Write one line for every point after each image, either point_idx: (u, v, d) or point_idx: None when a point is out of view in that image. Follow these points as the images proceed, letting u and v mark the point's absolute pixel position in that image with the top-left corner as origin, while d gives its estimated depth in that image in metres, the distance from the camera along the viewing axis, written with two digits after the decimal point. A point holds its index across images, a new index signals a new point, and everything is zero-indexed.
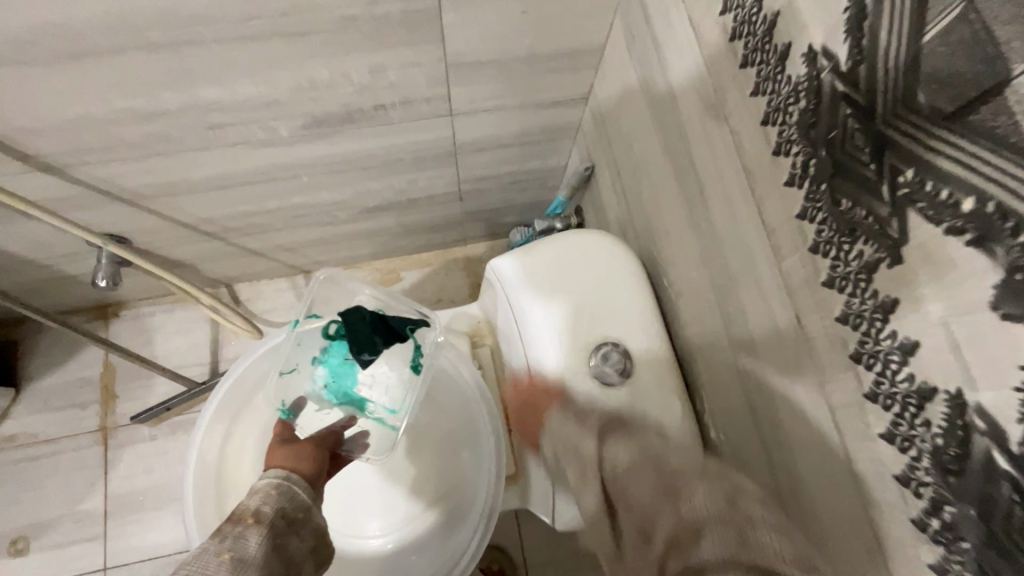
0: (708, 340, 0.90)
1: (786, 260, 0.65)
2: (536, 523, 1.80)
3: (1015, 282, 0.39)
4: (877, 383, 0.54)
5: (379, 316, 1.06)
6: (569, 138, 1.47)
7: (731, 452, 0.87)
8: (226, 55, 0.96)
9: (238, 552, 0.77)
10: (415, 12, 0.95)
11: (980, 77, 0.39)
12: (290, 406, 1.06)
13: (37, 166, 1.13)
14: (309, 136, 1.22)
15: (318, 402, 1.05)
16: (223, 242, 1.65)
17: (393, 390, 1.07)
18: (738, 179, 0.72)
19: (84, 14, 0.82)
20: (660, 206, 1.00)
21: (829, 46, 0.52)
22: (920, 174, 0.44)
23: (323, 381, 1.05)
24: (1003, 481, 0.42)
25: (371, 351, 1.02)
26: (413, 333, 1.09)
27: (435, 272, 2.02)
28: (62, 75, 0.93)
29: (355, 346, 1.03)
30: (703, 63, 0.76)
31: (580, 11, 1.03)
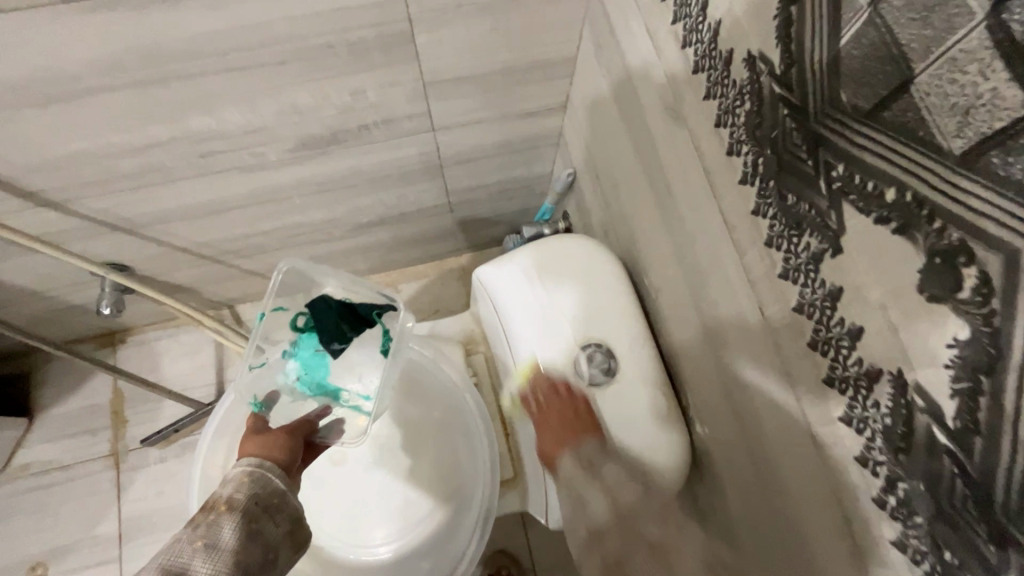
0: (687, 335, 0.92)
1: (748, 254, 0.67)
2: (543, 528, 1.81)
3: (936, 265, 0.41)
4: (832, 369, 0.56)
5: (346, 305, 1.13)
6: (553, 145, 1.50)
7: (716, 445, 0.89)
8: (210, 87, 1.00)
9: (211, 538, 0.79)
10: (388, 36, 0.98)
11: (889, 77, 0.41)
12: (263, 400, 1.09)
13: (38, 202, 1.18)
14: (296, 159, 1.26)
15: (290, 393, 1.09)
16: (221, 265, 1.69)
17: (365, 377, 1.13)
18: (701, 179, 0.75)
19: (72, 58, 0.87)
20: (636, 208, 1.03)
21: (764, 50, 0.55)
22: (849, 168, 0.47)
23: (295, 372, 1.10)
24: (945, 456, 0.44)
25: (340, 339, 1.09)
26: (379, 317, 1.14)
27: (432, 283, 2.05)
28: (56, 115, 0.98)
29: (325, 335, 1.10)
30: (661, 70, 0.80)
31: (549, 24, 1.06)
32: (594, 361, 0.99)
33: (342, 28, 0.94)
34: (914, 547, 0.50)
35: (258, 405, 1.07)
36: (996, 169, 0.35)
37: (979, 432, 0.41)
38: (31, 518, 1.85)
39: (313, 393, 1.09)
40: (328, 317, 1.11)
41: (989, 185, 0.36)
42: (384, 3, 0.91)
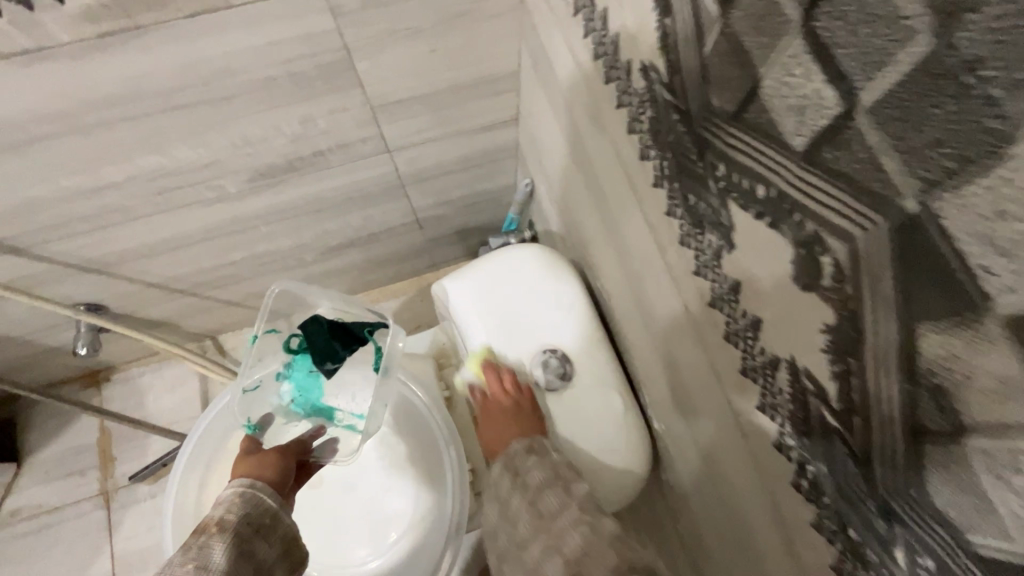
0: (636, 334, 0.94)
1: (669, 252, 0.69)
2: None
3: (802, 255, 0.43)
4: (744, 359, 0.58)
5: (337, 324, 1.15)
6: (511, 159, 1.53)
7: (672, 440, 0.90)
8: (159, 125, 1.02)
9: (202, 560, 0.76)
10: (328, 64, 1.01)
11: (743, 81, 0.44)
12: (256, 422, 1.12)
13: (3, 249, 1.21)
14: (256, 188, 1.29)
15: (285, 415, 1.13)
16: (197, 297, 1.71)
17: (358, 397, 1.15)
18: (626, 182, 0.77)
19: (16, 106, 0.89)
20: (581, 214, 1.06)
21: (652, 60, 0.58)
22: (728, 168, 0.49)
23: (290, 395, 1.14)
24: (836, 436, 0.46)
25: (333, 359, 1.12)
26: (372, 336, 1.16)
27: (411, 300, 2.07)
28: (9, 163, 1.00)
29: (318, 356, 1.13)
30: (582, 80, 0.82)
31: (486, 41, 1.09)
32: (551, 367, 1.00)
33: (280, 60, 0.97)
34: (828, 527, 0.52)
35: (252, 427, 1.10)
36: (828, 162, 0.37)
37: (857, 411, 0.42)
38: (23, 563, 1.84)
39: (308, 414, 1.13)
40: (321, 337, 1.13)
41: (826, 176, 0.38)
42: (318, 33, 0.94)
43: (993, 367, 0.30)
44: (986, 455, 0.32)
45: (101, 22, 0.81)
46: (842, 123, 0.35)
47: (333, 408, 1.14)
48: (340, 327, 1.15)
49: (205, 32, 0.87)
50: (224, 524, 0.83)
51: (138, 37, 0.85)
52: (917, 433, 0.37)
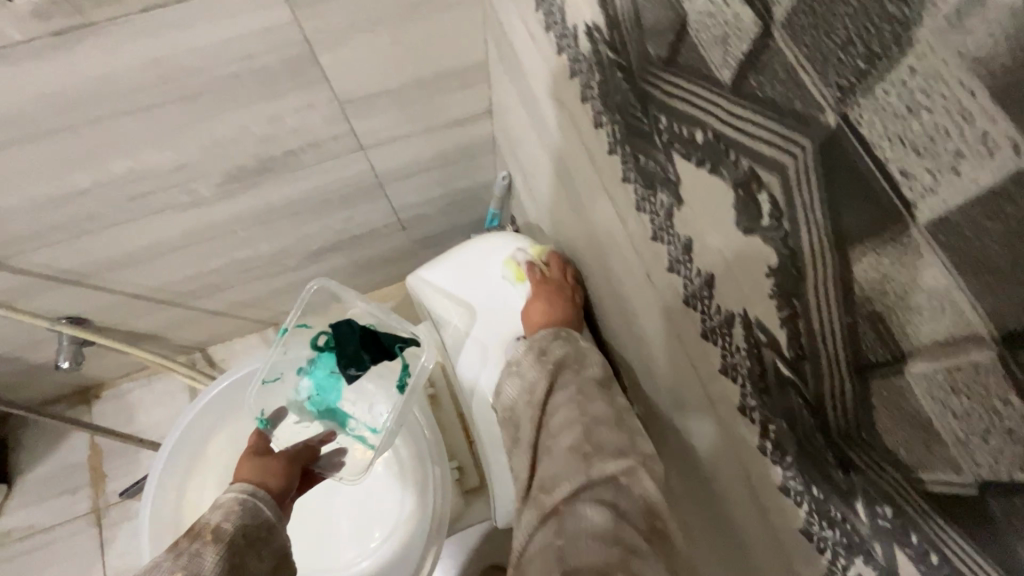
0: (611, 315, 0.92)
1: (629, 221, 0.68)
2: None
3: (741, 196, 0.41)
4: (703, 321, 0.56)
5: (370, 332, 1.06)
6: (489, 154, 1.52)
7: (652, 422, 0.88)
8: (124, 128, 1.02)
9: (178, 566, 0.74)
10: (290, 59, 1.01)
11: (671, 20, 0.42)
12: (268, 415, 1.12)
13: None
14: (230, 192, 1.28)
15: (298, 413, 1.11)
16: (182, 308, 1.70)
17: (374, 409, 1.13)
18: (586, 156, 0.76)
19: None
20: (553, 198, 1.04)
21: (595, 20, 0.57)
22: (669, 117, 0.48)
23: (308, 392, 1.12)
24: (790, 388, 0.44)
25: (356, 368, 1.05)
26: (401, 351, 1.08)
27: (400, 304, 2.06)
28: None
29: (343, 360, 1.06)
30: (539, 58, 0.82)
31: (451, 31, 1.09)
32: None
33: (241, 56, 0.97)
34: (794, 489, 0.49)
35: (264, 422, 1.10)
36: (753, 89, 0.35)
37: (806, 357, 0.40)
38: None
39: (320, 417, 1.11)
40: (351, 341, 1.05)
41: (753, 105, 0.36)
42: (276, 26, 0.94)
43: (922, 281, 0.28)
44: (927, 380, 0.30)
45: (52, 21, 0.81)
46: (761, 43, 0.33)
47: (347, 415, 1.13)
48: (372, 336, 1.06)
49: (162, 29, 0.87)
50: (217, 532, 0.81)
51: (94, 36, 0.85)
52: (861, 369, 0.35)
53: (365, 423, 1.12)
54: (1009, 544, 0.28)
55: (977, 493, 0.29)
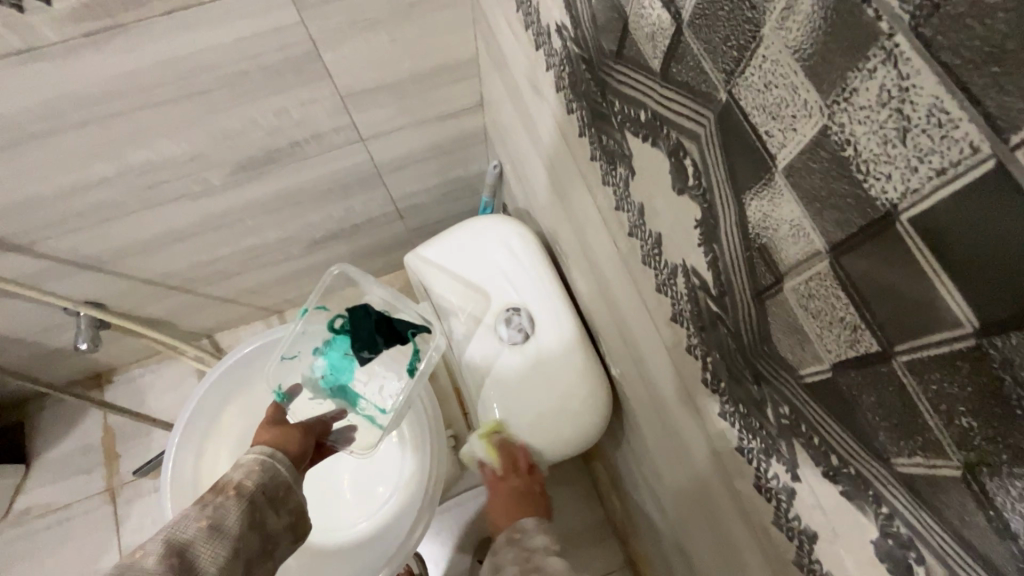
0: (588, 287, 1.02)
1: (598, 196, 0.77)
2: None
3: (674, 164, 0.51)
4: (657, 277, 0.65)
5: (385, 318, 1.16)
6: (481, 145, 1.61)
7: (627, 381, 0.97)
8: (144, 120, 1.11)
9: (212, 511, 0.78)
10: (296, 56, 1.10)
11: (618, 21, 0.52)
12: (286, 390, 1.18)
13: (6, 247, 1.29)
14: (240, 181, 1.37)
15: (312, 390, 1.19)
16: (191, 294, 1.79)
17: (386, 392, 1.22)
18: (562, 140, 0.85)
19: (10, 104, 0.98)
20: (538, 183, 1.14)
21: (563, 21, 0.66)
22: (622, 102, 0.58)
23: (321, 370, 1.19)
24: (719, 323, 0.54)
25: (370, 349, 1.14)
26: (413, 337, 1.17)
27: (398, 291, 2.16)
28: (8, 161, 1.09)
29: (357, 343, 1.15)
30: (521, 53, 0.91)
31: (444, 29, 1.19)
32: (513, 324, 1.10)
33: (251, 54, 1.06)
34: (729, 411, 0.59)
35: (283, 396, 1.16)
36: (675, 76, 0.45)
37: (727, 292, 0.50)
38: (34, 560, 1.91)
39: (332, 395, 1.18)
40: (366, 325, 1.14)
41: (676, 88, 0.46)
42: (283, 26, 1.03)
43: (786, 215, 0.37)
44: (797, 294, 0.39)
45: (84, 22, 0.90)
46: (677, 40, 0.43)
47: (358, 395, 1.21)
48: (386, 321, 1.16)
49: (181, 29, 0.96)
50: (239, 488, 0.81)
51: (121, 36, 0.94)
52: (760, 294, 0.44)
53: (375, 403, 1.21)
54: (850, 410, 0.38)
55: (831, 375, 0.39)
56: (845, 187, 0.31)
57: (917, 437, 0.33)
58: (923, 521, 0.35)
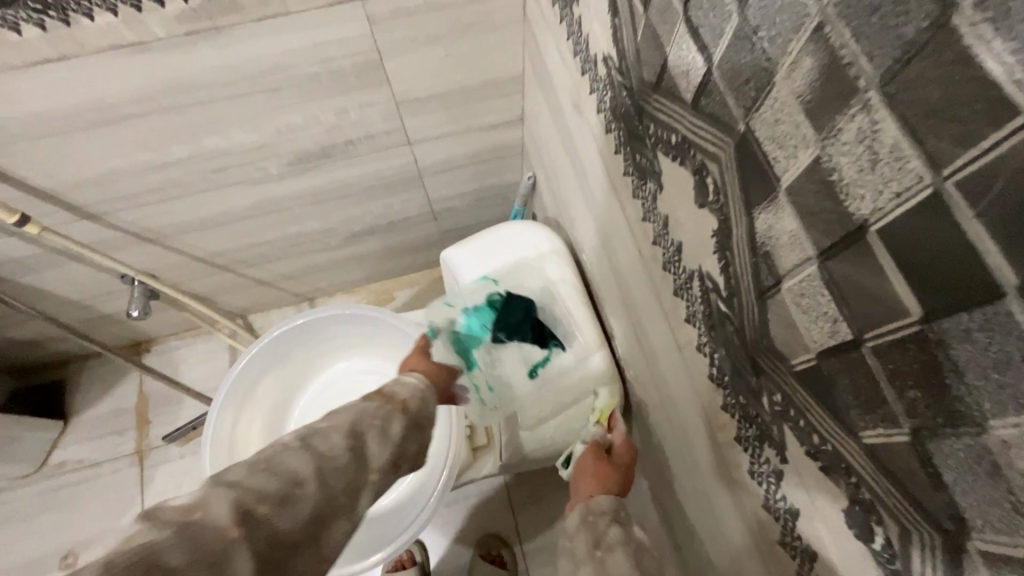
0: (610, 293, 1.10)
1: (627, 208, 0.86)
2: (533, 509, 1.80)
3: (697, 181, 0.60)
4: (675, 281, 0.74)
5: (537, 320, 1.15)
6: (517, 156, 1.72)
7: (639, 382, 1.05)
8: (220, 110, 1.23)
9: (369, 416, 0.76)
10: (362, 62, 1.22)
11: (657, 58, 0.62)
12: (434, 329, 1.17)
13: (83, 215, 1.42)
14: (294, 172, 1.49)
15: (444, 337, 1.14)
16: (234, 274, 1.92)
17: (502, 377, 1.15)
18: (598, 156, 0.95)
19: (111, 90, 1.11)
20: (569, 194, 1.24)
21: (609, 52, 0.76)
22: (655, 126, 0.67)
23: (460, 327, 1.15)
24: (727, 321, 0.62)
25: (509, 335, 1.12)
26: (552, 347, 1.14)
27: (423, 289, 2.26)
28: (101, 138, 1.21)
29: (502, 323, 1.13)
30: (567, 76, 1.01)
31: (496, 48, 1.30)
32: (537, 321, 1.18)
33: (324, 59, 1.18)
34: (730, 404, 0.67)
35: (432, 331, 1.15)
36: (703, 107, 0.54)
37: (735, 293, 0.58)
38: (61, 512, 2.03)
39: (458, 351, 1.13)
40: (523, 316, 1.13)
41: (703, 117, 0.55)
42: (355, 36, 1.15)
43: (785, 226, 0.46)
44: (792, 292, 0.48)
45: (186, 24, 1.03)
46: (707, 77, 0.52)
47: (474, 363, 1.14)
48: (539, 327, 1.15)
49: (268, 33, 1.09)
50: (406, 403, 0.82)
51: (216, 37, 1.07)
52: (762, 294, 0.52)
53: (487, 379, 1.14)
54: (829, 393, 0.46)
55: (816, 362, 0.47)
56: (830, 204, 0.40)
57: (877, 411, 0.41)
58: (881, 485, 0.43)
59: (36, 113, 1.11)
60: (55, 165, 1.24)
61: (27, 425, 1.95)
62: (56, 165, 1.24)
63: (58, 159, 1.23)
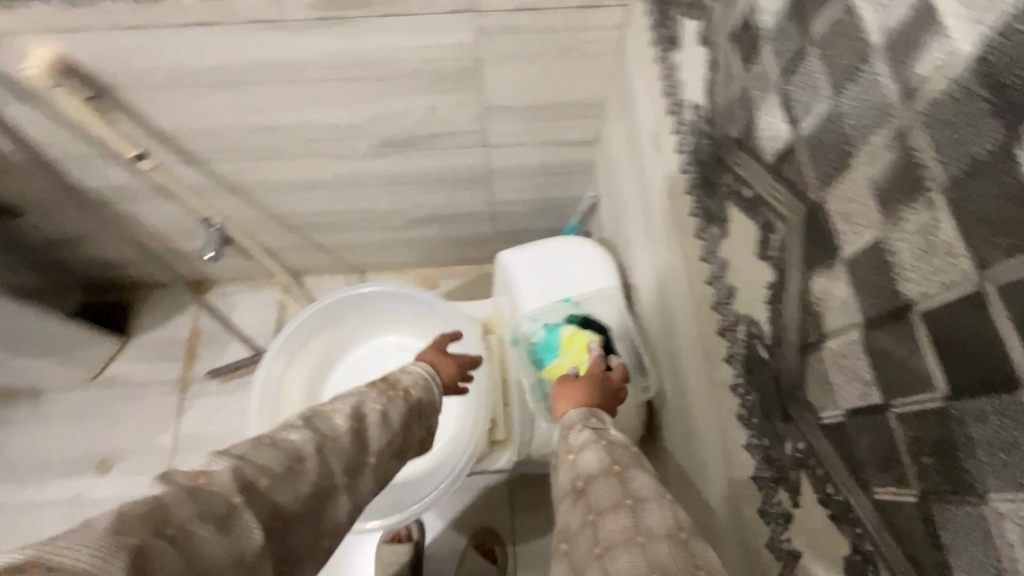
0: (652, 319, 1.16)
1: (687, 244, 0.92)
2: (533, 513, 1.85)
3: (763, 234, 0.65)
4: (722, 322, 0.79)
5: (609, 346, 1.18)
6: (583, 174, 1.78)
7: (667, 410, 1.09)
8: (328, 88, 1.35)
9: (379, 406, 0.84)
10: (462, 67, 1.31)
11: (747, 118, 0.67)
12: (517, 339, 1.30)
13: (187, 159, 1.56)
14: (377, 153, 1.60)
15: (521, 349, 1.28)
16: (300, 236, 2.05)
17: None
18: (668, 192, 1.00)
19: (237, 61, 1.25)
20: (630, 220, 1.29)
21: (700, 100, 0.82)
22: (732, 176, 0.72)
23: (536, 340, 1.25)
24: (766, 367, 0.67)
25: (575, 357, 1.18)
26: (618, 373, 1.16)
27: (467, 282, 2.36)
28: (221, 95, 1.35)
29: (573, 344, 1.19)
30: (651, 112, 1.07)
31: (587, 72, 1.37)
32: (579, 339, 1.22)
33: (429, 59, 1.28)
34: (754, 445, 0.71)
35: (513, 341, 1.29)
36: (782, 170, 0.60)
37: (779, 343, 0.63)
38: (107, 421, 2.20)
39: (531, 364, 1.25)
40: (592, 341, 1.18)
41: (780, 179, 0.60)
42: (462, 43, 1.24)
43: (839, 292, 0.51)
44: (833, 352, 0.53)
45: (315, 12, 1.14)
46: (791, 145, 0.58)
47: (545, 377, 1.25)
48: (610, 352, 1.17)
49: (387, 28, 1.19)
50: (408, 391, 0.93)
51: (342, 25, 1.18)
52: (806, 348, 0.57)
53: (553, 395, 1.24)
54: (851, 449, 0.51)
55: (844, 419, 0.52)
56: (884, 282, 0.45)
57: (893, 471, 0.46)
58: (884, 539, 0.47)
59: (171, 70, 1.25)
60: (174, 116, 1.39)
61: (94, 338, 2.15)
62: (177, 113, 1.38)
63: (179, 107, 1.37)
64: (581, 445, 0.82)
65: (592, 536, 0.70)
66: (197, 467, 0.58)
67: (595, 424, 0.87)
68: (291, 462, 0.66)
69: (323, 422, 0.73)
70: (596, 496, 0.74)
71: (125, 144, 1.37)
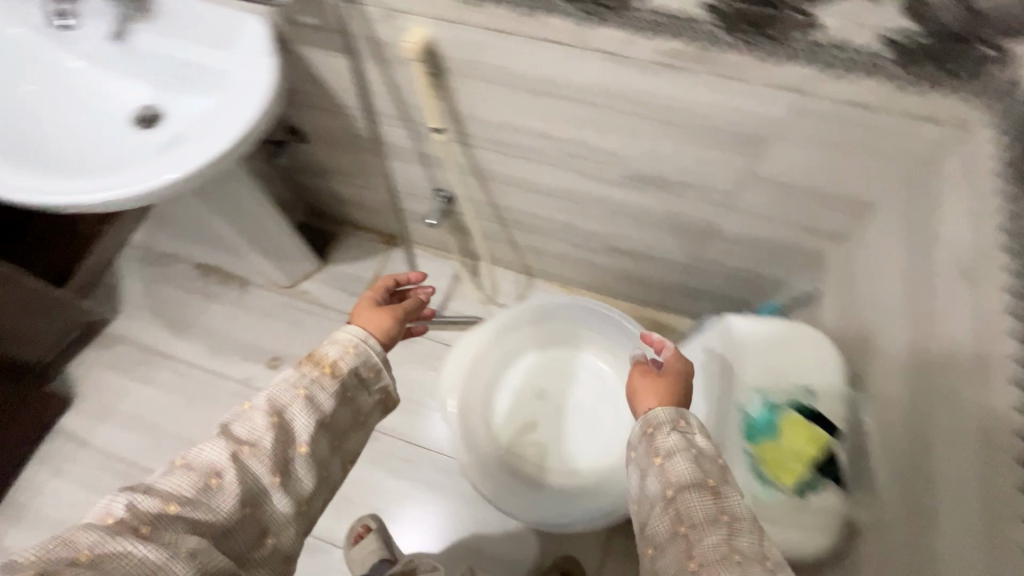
0: (893, 434, 1.16)
1: (996, 391, 0.90)
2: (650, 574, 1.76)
3: None
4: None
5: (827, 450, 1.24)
6: (808, 259, 1.66)
7: (887, 531, 1.12)
8: (633, 118, 1.38)
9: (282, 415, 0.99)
10: (765, 124, 1.25)
11: None
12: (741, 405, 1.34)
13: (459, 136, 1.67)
14: (631, 183, 1.62)
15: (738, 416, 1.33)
16: (502, 228, 2.10)
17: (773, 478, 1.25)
18: (972, 327, 0.97)
19: (570, 48, 1.24)
20: (888, 331, 1.26)
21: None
22: None
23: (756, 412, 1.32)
24: None
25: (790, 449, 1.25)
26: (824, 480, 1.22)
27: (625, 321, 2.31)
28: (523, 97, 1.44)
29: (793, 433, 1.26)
30: (974, 239, 1.01)
31: (898, 158, 1.21)
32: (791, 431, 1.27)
33: (742, 108, 1.23)
34: None
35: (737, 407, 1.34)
36: None
37: None
38: (284, 324, 2.18)
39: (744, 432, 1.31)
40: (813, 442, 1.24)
41: None
42: (788, 103, 1.18)
43: None
44: None
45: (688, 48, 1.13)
46: None
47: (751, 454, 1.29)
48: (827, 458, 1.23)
49: (735, 78, 1.16)
50: (335, 365, 1.06)
51: (696, 64, 1.16)
52: None
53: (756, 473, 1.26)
54: None
55: None
56: None
57: None
58: None
59: (500, 67, 1.36)
60: (474, 103, 1.51)
61: (305, 256, 2.20)
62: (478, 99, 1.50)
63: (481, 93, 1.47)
64: (669, 451, 0.93)
65: (678, 542, 0.84)
66: (104, 512, 0.84)
67: (681, 429, 0.96)
68: (274, 480, 0.95)
69: (239, 427, 0.97)
70: (687, 507, 0.87)
71: (433, 117, 1.54)
